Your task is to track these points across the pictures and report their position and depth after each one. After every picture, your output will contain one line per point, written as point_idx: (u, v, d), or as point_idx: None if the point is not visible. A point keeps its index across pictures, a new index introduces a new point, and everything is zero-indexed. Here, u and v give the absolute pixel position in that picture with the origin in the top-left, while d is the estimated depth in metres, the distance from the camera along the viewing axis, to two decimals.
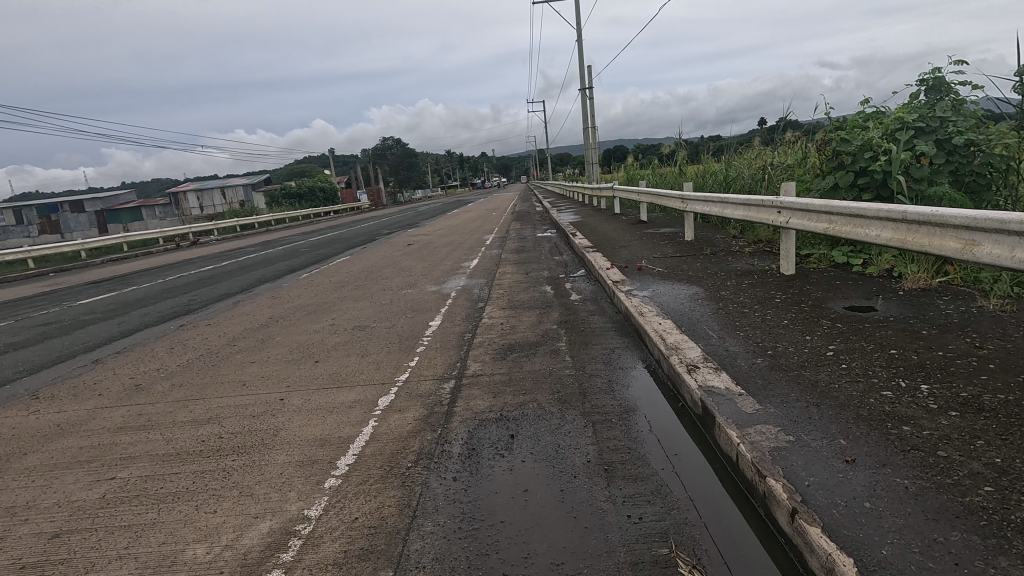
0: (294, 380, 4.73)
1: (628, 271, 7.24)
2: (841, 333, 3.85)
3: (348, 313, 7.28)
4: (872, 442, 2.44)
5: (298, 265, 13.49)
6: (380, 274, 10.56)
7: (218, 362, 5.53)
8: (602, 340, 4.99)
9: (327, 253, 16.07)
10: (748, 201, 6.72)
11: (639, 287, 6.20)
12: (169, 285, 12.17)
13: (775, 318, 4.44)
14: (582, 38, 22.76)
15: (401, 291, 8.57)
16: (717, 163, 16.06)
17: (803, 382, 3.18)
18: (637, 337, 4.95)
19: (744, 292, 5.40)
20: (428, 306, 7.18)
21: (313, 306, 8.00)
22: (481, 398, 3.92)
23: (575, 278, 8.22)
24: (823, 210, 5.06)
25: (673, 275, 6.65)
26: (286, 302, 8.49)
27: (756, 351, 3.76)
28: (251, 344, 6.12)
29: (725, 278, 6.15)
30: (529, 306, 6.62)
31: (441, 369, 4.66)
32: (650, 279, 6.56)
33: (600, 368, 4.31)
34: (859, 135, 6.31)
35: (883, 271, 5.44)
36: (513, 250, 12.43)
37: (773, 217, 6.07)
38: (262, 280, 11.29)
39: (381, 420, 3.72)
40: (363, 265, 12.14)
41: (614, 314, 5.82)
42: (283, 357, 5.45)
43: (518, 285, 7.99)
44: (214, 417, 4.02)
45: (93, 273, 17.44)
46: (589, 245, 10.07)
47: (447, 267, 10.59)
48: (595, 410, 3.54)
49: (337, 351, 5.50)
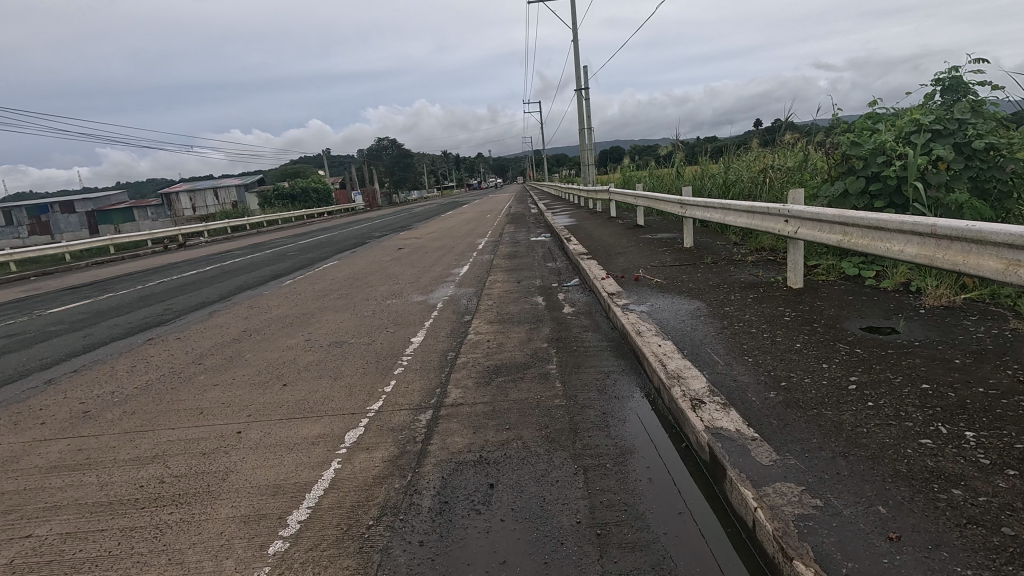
0: (256, 407, 4.29)
1: (624, 282, 6.82)
2: (862, 361, 3.44)
3: (327, 326, 6.83)
4: (919, 513, 2.03)
5: (282, 271, 13.02)
6: (365, 281, 10.11)
7: (179, 385, 5.08)
8: (596, 362, 4.57)
9: (314, 257, 15.58)
10: (752, 208, 6.30)
11: (635, 301, 5.78)
12: (147, 291, 11.69)
13: (786, 340, 4.02)
14: (577, 39, 22.40)
15: (386, 301, 8.12)
16: (715, 165, 15.70)
17: (825, 425, 2.76)
18: (634, 360, 4.53)
19: (750, 309, 4.99)
20: (411, 320, 6.74)
21: (290, 318, 7.55)
22: (459, 434, 3.50)
23: (569, 287, 7.81)
24: (836, 220, 4.64)
25: (672, 287, 6.24)
26: (263, 313, 8.04)
27: (768, 383, 3.34)
28: (218, 363, 5.67)
29: (727, 292, 5.74)
30: (518, 320, 6.19)
31: (418, 396, 4.23)
32: (648, 291, 6.15)
33: (593, 397, 3.88)
34: (871, 138, 5.92)
35: (899, 286, 5.05)
36: (505, 256, 11.99)
37: (779, 226, 5.66)
38: (242, 287, 10.82)
39: (345, 462, 3.29)
40: (348, 271, 11.69)
41: (609, 331, 5.40)
42: (249, 379, 5.01)
43: (508, 296, 7.57)
44: (159, 455, 3.58)
45: (73, 278, 16.91)
46: (584, 251, 9.65)
47: (435, 274, 10.17)
48: (587, 452, 3.12)
49: (308, 372, 5.05)
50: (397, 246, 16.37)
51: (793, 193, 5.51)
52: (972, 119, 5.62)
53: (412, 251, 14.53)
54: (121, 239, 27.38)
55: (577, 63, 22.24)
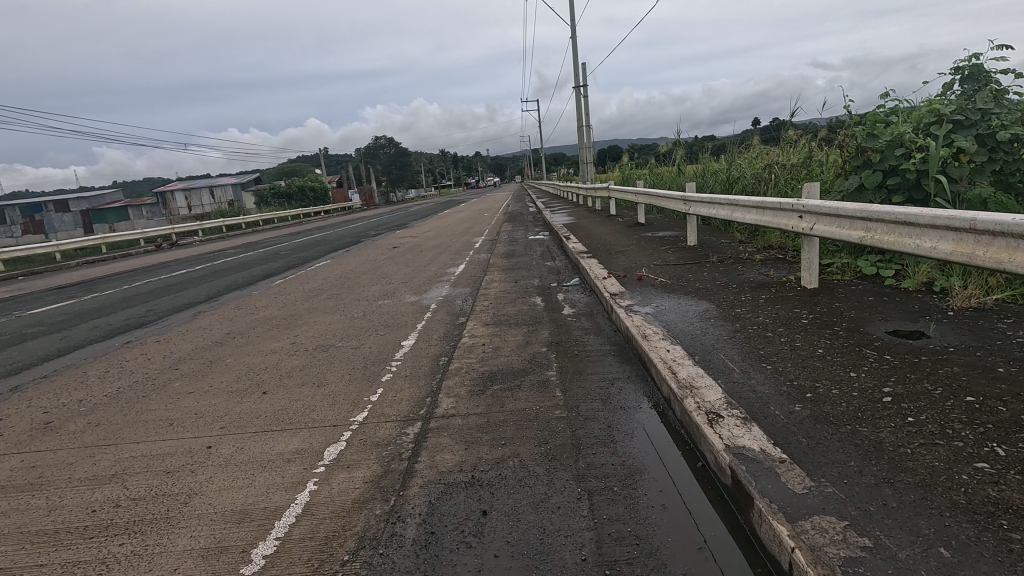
0: (231, 418, 3.95)
1: (627, 281, 6.49)
2: (894, 370, 3.12)
3: (314, 329, 6.49)
4: (991, 558, 1.71)
5: (274, 270, 12.66)
6: (358, 281, 9.77)
7: (152, 393, 4.73)
8: (599, 368, 4.24)
9: (307, 256, 15.23)
10: (762, 204, 5.97)
11: (639, 302, 5.46)
12: (133, 291, 11.32)
13: (807, 346, 3.69)
14: (575, 36, 22.12)
15: (377, 302, 7.78)
16: (716, 163, 15.41)
17: (863, 445, 2.43)
18: (640, 366, 4.20)
19: (764, 310, 4.66)
20: (402, 321, 6.40)
21: (277, 320, 7.20)
22: (449, 451, 3.17)
23: (569, 287, 7.48)
24: (858, 215, 4.29)
25: (678, 287, 5.92)
26: (250, 315, 7.69)
27: (793, 395, 3.01)
28: (196, 368, 5.33)
29: (737, 292, 5.42)
30: (516, 322, 5.85)
31: (407, 406, 3.89)
32: (652, 291, 5.83)
33: (597, 408, 3.55)
34: (887, 130, 5.61)
35: (922, 286, 4.73)
36: (502, 255, 11.66)
37: (793, 222, 5.32)
38: (231, 287, 10.46)
39: (322, 482, 2.96)
40: (341, 270, 11.35)
41: (612, 335, 5.07)
42: (227, 386, 4.67)
43: (506, 296, 7.24)
44: (118, 474, 3.24)
45: (60, 278, 16.51)
46: (584, 250, 9.31)
47: (430, 274, 9.83)
48: (591, 473, 2.79)
49: (291, 379, 4.71)
50: (392, 245, 16.00)
51: (808, 187, 5.17)
52: (995, 109, 5.32)
53: (407, 250, 14.18)
54: (112, 239, 26.94)
55: (576, 59, 21.90)
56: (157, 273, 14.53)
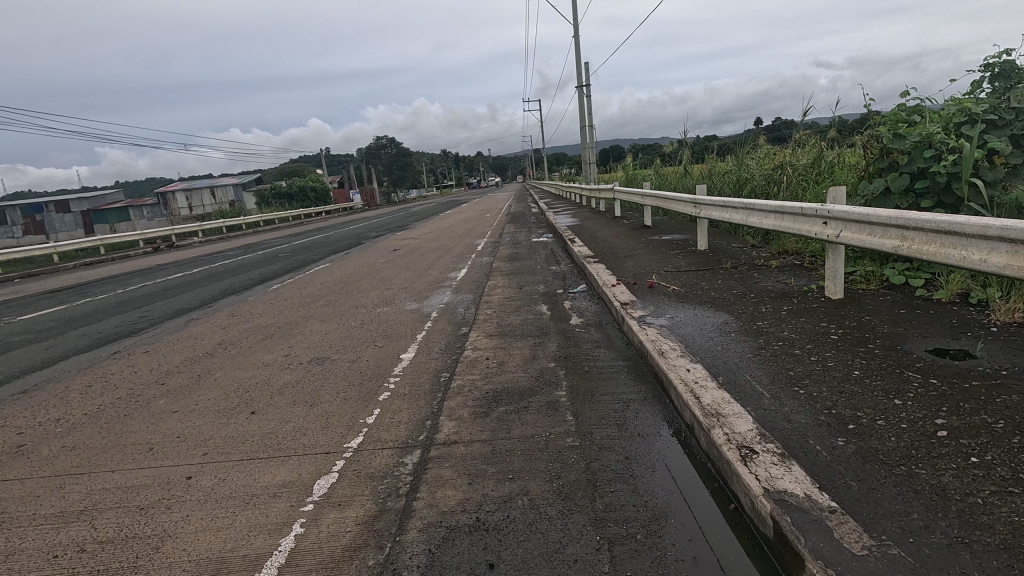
0: (215, 443, 3.65)
1: (638, 289, 6.18)
2: (945, 398, 2.81)
3: (310, 339, 6.19)
4: None
5: (272, 274, 12.38)
6: (357, 286, 9.47)
7: (134, 411, 4.44)
8: (612, 388, 3.94)
9: (307, 259, 14.94)
10: (781, 208, 5.65)
11: (653, 313, 5.15)
12: (127, 296, 11.03)
13: (841, 367, 3.38)
14: (578, 36, 21.82)
15: (376, 309, 7.47)
16: (724, 163, 15.09)
17: (925, 492, 2.13)
18: (657, 385, 3.89)
19: (788, 324, 4.35)
20: (402, 332, 6.11)
21: (271, 328, 6.90)
22: (451, 486, 2.87)
23: (575, 295, 7.17)
24: (892, 223, 3.96)
25: (692, 296, 5.61)
26: (244, 322, 7.40)
27: (834, 427, 2.70)
28: (182, 383, 5.04)
29: (757, 302, 5.11)
30: (521, 334, 5.55)
31: (405, 431, 3.59)
32: (665, 301, 5.52)
33: (612, 436, 3.25)
34: (915, 130, 5.30)
35: (957, 297, 4.42)
36: (505, 258, 11.35)
37: (816, 229, 5.00)
38: (227, 292, 10.18)
39: (310, 523, 2.66)
40: (340, 274, 11.05)
41: (624, 349, 4.76)
42: (214, 405, 4.38)
43: (510, 304, 6.93)
44: (87, 511, 2.94)
45: (56, 281, 16.23)
46: (590, 254, 9.00)
47: (432, 278, 9.53)
48: (611, 516, 2.49)
49: (282, 397, 4.41)
50: (393, 247, 15.71)
51: (833, 191, 4.84)
52: None
53: (408, 253, 13.88)
54: (111, 240, 26.68)
55: (579, 59, 21.59)
56: (153, 277, 14.25)
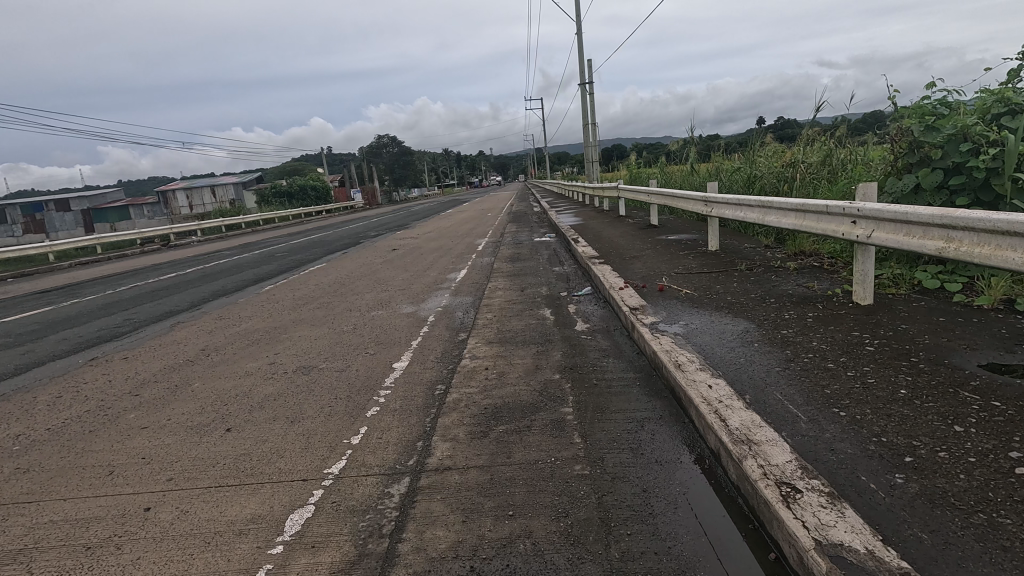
0: (182, 466, 3.28)
1: (647, 293, 5.80)
2: (1015, 425, 2.42)
3: (298, 345, 5.81)
4: None
5: (266, 274, 12.02)
6: (352, 287, 9.11)
7: (100, 426, 4.07)
8: (624, 404, 3.56)
9: (303, 259, 14.57)
10: (803, 206, 5.25)
11: (665, 319, 4.76)
12: (115, 297, 10.67)
13: (884, 385, 2.99)
14: (581, 33, 21.48)
15: (370, 313, 7.10)
16: (732, 161, 14.70)
17: (1016, 551, 1.75)
18: (674, 402, 3.50)
19: (816, 334, 3.95)
20: (395, 338, 5.72)
21: (259, 334, 6.52)
22: (443, 524, 2.49)
23: (581, 298, 6.79)
24: (935, 222, 3.56)
25: (706, 300, 5.22)
26: (231, 327, 7.03)
27: (888, 461, 2.31)
28: (157, 394, 4.67)
29: (778, 308, 4.72)
30: (523, 341, 5.16)
31: (393, 455, 3.21)
32: (678, 306, 5.14)
33: (626, 463, 2.86)
34: (950, 122, 4.93)
35: (1000, 304, 4.03)
36: (506, 259, 10.96)
37: (844, 228, 4.58)
38: (218, 294, 9.82)
39: (277, 571, 2.29)
40: (335, 275, 10.69)
41: (636, 359, 4.38)
42: (186, 421, 4.00)
43: (512, 308, 6.55)
44: (27, 550, 2.57)
45: (48, 281, 15.91)
46: (595, 255, 8.62)
47: (430, 280, 9.16)
48: (628, 567, 2.11)
49: (261, 412, 4.04)
50: (391, 247, 15.35)
51: (863, 186, 4.41)
52: None
53: (407, 253, 13.51)
54: (108, 239, 26.37)
55: (581, 56, 21.25)
56: (146, 277, 13.90)
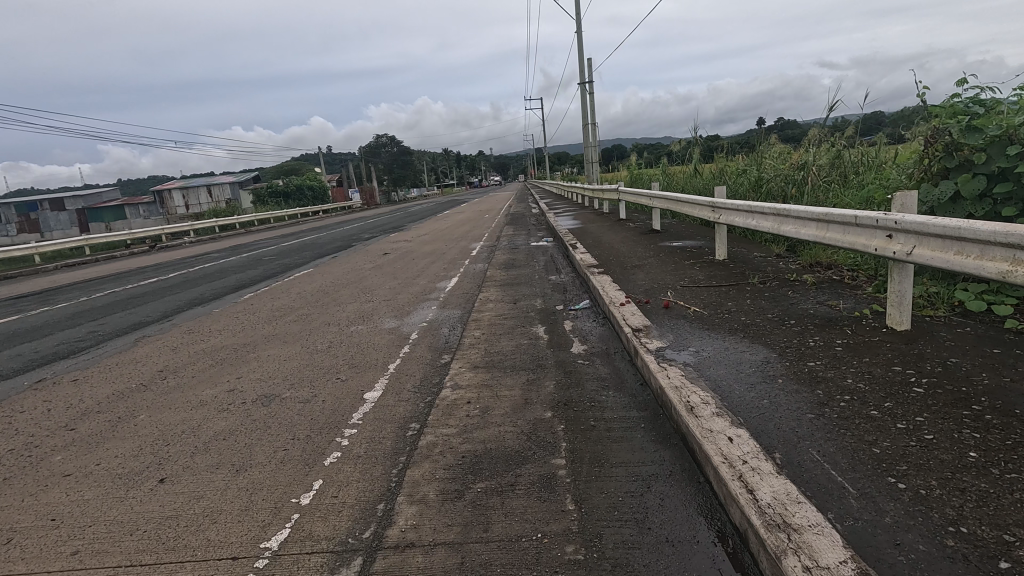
0: (93, 535, 2.71)
1: (651, 311, 5.24)
2: None
3: (264, 368, 5.23)
4: None
5: (249, 280, 11.45)
6: (335, 297, 8.54)
7: (18, 472, 3.50)
8: (626, 455, 3.00)
9: (291, 263, 14.00)
10: (826, 215, 4.67)
11: (673, 344, 4.20)
12: (87, 305, 10.10)
13: (947, 444, 2.42)
14: (581, 32, 20.98)
15: (350, 328, 6.53)
16: (736, 163, 14.15)
17: None
18: (686, 453, 2.94)
19: (850, 368, 3.38)
20: (372, 360, 5.14)
21: (226, 352, 5.96)
22: None
23: (578, 313, 6.23)
24: (997, 240, 3.00)
25: (718, 321, 4.66)
26: (199, 343, 6.46)
27: (978, 568, 1.76)
28: (95, 429, 4.10)
29: (801, 332, 4.15)
30: (512, 366, 4.59)
31: (346, 524, 2.64)
32: (686, 328, 4.57)
33: (630, 544, 2.30)
34: (992, 122, 4.38)
35: None
36: (501, 265, 10.41)
37: (876, 242, 4.01)
38: (193, 303, 9.25)
39: None
40: (319, 282, 10.11)
41: (639, 394, 3.81)
42: (117, 467, 3.43)
43: (503, 324, 5.99)
44: None
45: (27, 284, 15.32)
46: (594, 263, 8.05)
47: (418, 289, 8.60)
48: None
49: (205, 456, 3.47)
50: (383, 251, 14.81)
51: (901, 195, 3.86)
52: None
53: (399, 257, 12.94)
54: (97, 239, 25.76)
55: (581, 55, 20.74)
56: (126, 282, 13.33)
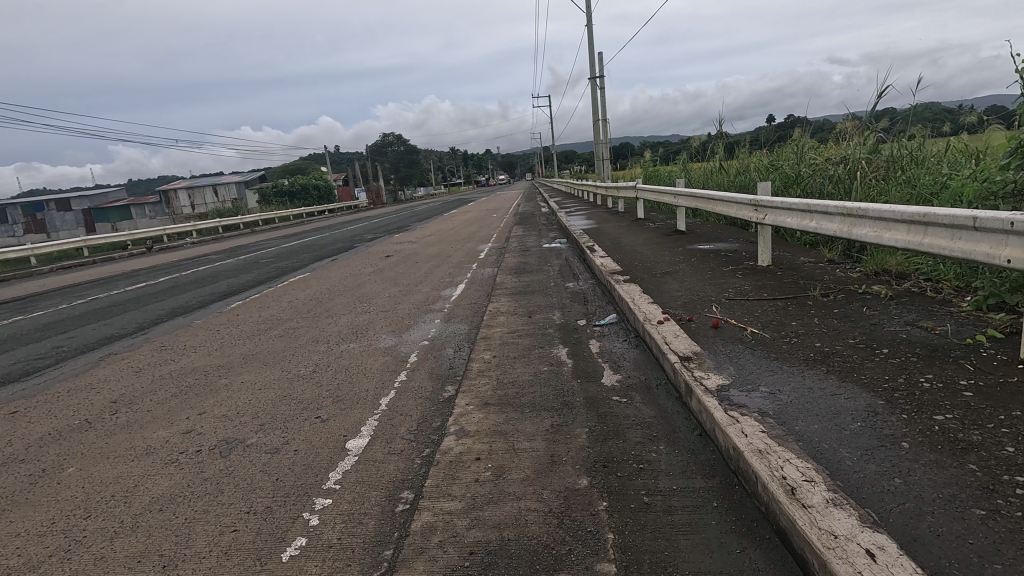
0: None
1: (697, 332, 4.33)
2: None
3: (232, 401, 4.36)
4: None
5: (241, 286, 10.63)
6: (329, 307, 7.68)
7: None
8: (704, 561, 2.12)
9: (288, 267, 13.15)
10: (923, 216, 3.73)
11: (736, 382, 3.31)
12: (63, 314, 9.28)
13: None
14: (590, 25, 20.15)
15: (340, 346, 5.67)
16: (760, 159, 13.26)
17: None
18: (791, 562, 2.06)
19: (1001, 427, 2.46)
20: (360, 393, 4.26)
21: (194, 377, 5.10)
22: None
23: (604, 330, 5.34)
24: None
25: (786, 350, 3.75)
26: (169, 365, 5.62)
27: None
28: (7, 488, 3.26)
29: (905, 367, 3.23)
30: (531, 405, 3.71)
31: None
32: (749, 358, 3.68)
33: None
34: None
35: None
36: (512, 270, 9.53)
37: (1008, 251, 3.08)
38: (175, 312, 8.41)
39: None
40: (313, 289, 9.27)
41: (701, 452, 2.91)
42: (11, 555, 2.58)
43: (517, 343, 5.12)
44: None
45: (12, 288, 14.57)
46: (618, 269, 7.14)
47: (421, 298, 7.73)
48: None
49: (129, 540, 2.61)
50: (385, 253, 13.94)
51: None
52: None
53: (401, 261, 12.07)
54: (94, 241, 25.08)
55: (592, 48, 19.83)
56: (113, 287, 12.52)
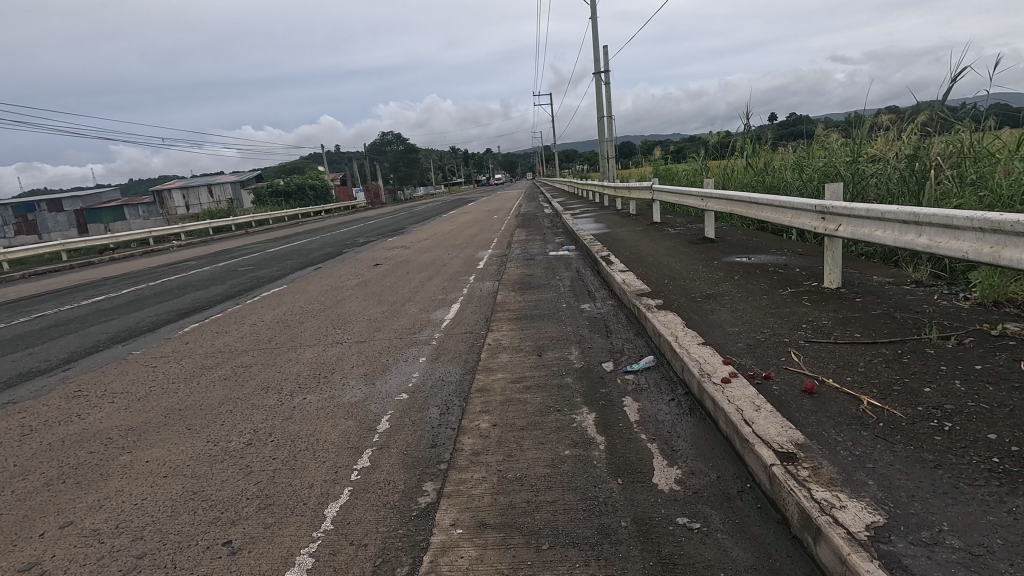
0: None
1: (786, 402, 3.00)
2: None
3: (118, 500, 3.04)
4: None
5: (207, 301, 9.33)
6: (296, 333, 6.39)
7: None
8: None
9: (267, 276, 11.84)
10: None
11: (896, 520, 1.98)
12: None
13: None
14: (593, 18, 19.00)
15: (297, 397, 4.37)
16: (787, 156, 12.01)
17: None
18: None
19: None
20: (299, 492, 2.93)
21: (91, 448, 3.78)
22: None
23: (641, 382, 4.01)
24: None
25: (949, 448, 2.40)
26: (70, 424, 4.29)
27: None
28: None
29: None
30: (550, 534, 2.38)
31: None
32: (894, 462, 2.34)
33: None
34: None
35: None
36: (516, 284, 8.22)
37: None
38: (117, 338, 7.08)
39: None
40: (284, 307, 7.96)
41: None
42: None
43: (526, 401, 3.80)
44: None
45: None
46: (647, 291, 5.83)
47: (407, 323, 6.43)
48: None
49: None
50: (375, 261, 12.61)
51: None
52: None
53: (391, 271, 10.72)
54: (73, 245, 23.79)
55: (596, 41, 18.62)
56: (69, 299, 11.20)
